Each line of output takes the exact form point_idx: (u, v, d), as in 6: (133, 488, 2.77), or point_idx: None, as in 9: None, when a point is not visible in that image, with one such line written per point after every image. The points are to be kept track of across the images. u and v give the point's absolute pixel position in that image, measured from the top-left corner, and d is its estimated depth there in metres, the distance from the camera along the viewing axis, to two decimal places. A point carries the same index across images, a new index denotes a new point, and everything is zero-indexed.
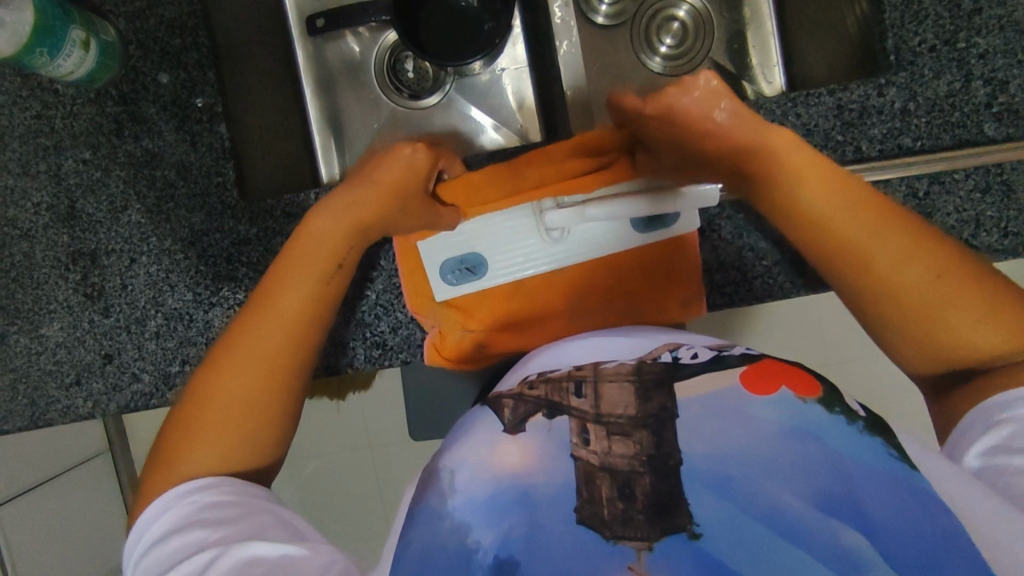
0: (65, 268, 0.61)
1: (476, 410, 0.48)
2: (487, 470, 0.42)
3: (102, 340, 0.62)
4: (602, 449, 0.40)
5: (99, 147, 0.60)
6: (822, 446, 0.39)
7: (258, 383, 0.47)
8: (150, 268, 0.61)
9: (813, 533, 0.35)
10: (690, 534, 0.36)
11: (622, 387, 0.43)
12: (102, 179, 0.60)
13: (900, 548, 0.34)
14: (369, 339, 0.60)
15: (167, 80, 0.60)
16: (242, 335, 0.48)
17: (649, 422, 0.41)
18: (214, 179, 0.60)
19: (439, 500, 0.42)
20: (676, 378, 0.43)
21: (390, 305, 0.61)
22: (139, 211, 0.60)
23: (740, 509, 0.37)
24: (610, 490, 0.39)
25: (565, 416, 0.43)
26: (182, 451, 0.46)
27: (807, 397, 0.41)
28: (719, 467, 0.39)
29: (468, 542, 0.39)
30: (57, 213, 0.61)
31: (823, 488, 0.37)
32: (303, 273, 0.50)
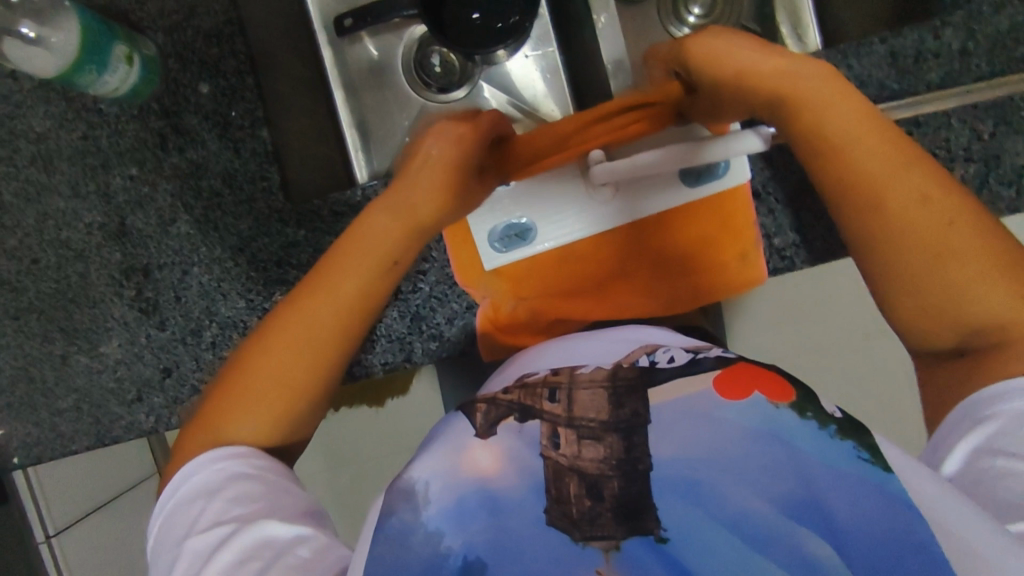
0: (120, 285, 0.62)
1: (449, 415, 0.45)
2: (460, 473, 0.40)
3: (159, 354, 0.62)
4: (572, 452, 0.39)
5: (145, 162, 0.60)
6: (792, 450, 0.37)
7: (299, 373, 0.46)
8: (202, 278, 0.61)
9: (781, 540, 0.34)
10: (657, 537, 0.36)
11: (596, 392, 0.41)
12: (149, 194, 0.61)
13: (870, 552, 0.33)
14: (426, 332, 0.59)
15: (206, 90, 0.61)
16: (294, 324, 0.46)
17: (620, 428, 0.39)
18: (259, 184, 0.60)
19: (411, 511, 0.39)
20: (649, 384, 0.41)
21: (445, 295, 0.59)
22: (187, 223, 0.61)
23: (705, 514, 0.36)
24: (578, 488, 0.38)
25: (535, 418, 0.41)
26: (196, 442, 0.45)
27: (778, 402, 0.38)
28: (689, 472, 0.37)
29: (438, 548, 0.37)
30: (109, 231, 0.61)
31: (790, 493, 0.36)
32: (353, 271, 0.48)
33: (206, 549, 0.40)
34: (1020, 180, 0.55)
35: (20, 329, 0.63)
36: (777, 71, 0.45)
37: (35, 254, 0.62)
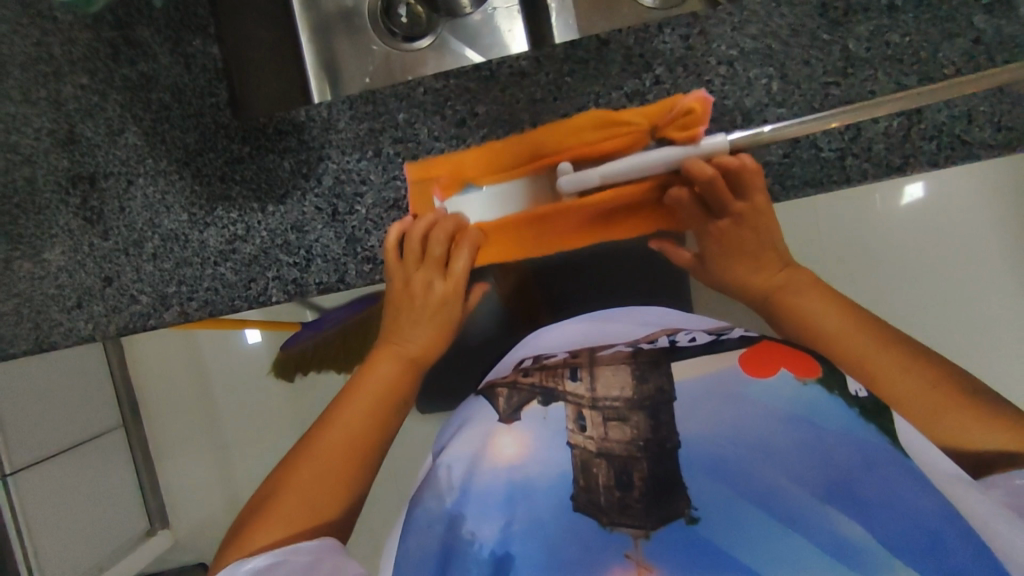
0: (66, 192, 0.63)
1: (473, 401, 0.53)
2: (487, 460, 0.46)
3: (101, 263, 0.63)
4: (598, 435, 0.44)
5: (96, 72, 0.62)
6: (813, 429, 0.42)
7: (363, 433, 0.54)
8: (147, 190, 0.62)
9: (809, 515, 0.38)
10: (687, 519, 0.40)
11: (616, 368, 0.48)
12: (100, 104, 0.62)
13: (897, 532, 0.37)
14: (361, 254, 0.61)
15: (159, 3, 0.61)
16: (324, 438, 0.54)
17: (645, 407, 0.46)
18: (207, 100, 0.62)
19: (435, 501, 0.46)
20: (672, 358, 0.49)
21: (380, 219, 0.61)
22: (135, 133, 0.62)
23: (734, 491, 0.40)
24: (607, 479, 0.42)
25: (559, 401, 0.47)
26: (262, 524, 0.49)
27: (806, 378, 0.44)
28: (715, 451, 0.42)
29: (467, 533, 0.43)
30: (57, 137, 0.62)
31: (823, 475, 0.40)
32: (369, 391, 0.56)
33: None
34: (940, 135, 0.57)
35: None
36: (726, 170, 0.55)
37: None
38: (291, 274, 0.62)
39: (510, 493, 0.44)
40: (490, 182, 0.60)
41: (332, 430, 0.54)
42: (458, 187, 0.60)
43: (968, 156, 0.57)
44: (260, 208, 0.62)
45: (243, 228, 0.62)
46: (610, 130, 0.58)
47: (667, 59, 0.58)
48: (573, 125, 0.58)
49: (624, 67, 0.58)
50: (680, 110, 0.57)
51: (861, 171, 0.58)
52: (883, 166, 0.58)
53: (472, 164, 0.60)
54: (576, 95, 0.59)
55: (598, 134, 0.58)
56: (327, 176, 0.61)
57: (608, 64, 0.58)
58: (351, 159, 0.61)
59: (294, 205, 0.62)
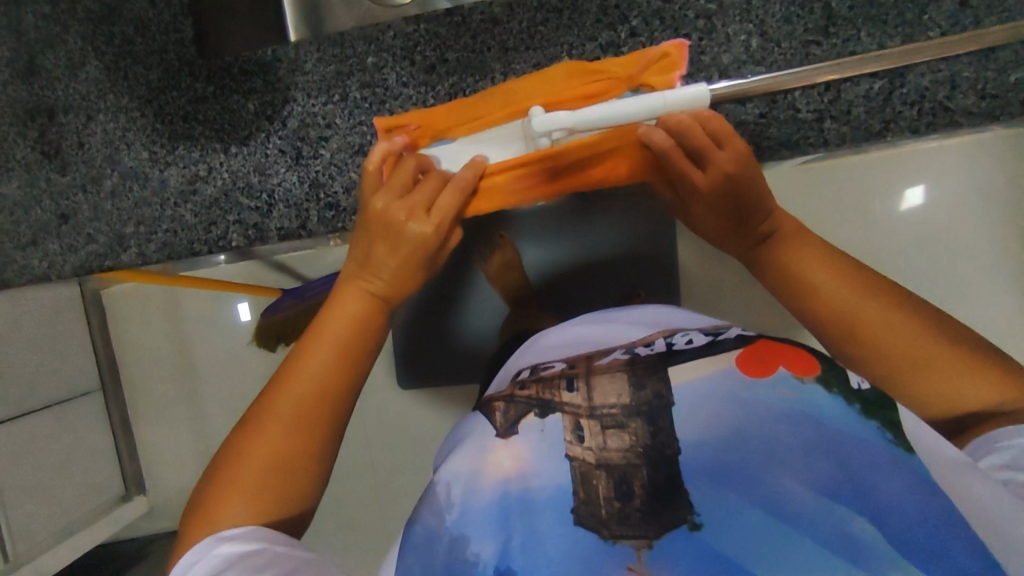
0: (24, 125, 0.62)
1: (469, 417, 0.38)
2: (478, 478, 0.32)
3: (59, 200, 0.62)
4: (596, 445, 0.30)
5: (58, 3, 0.60)
6: (816, 428, 0.28)
7: (333, 395, 0.35)
8: (107, 125, 0.61)
9: (823, 528, 0.26)
10: (690, 525, 0.27)
11: (614, 376, 0.32)
12: (61, 35, 0.60)
13: (903, 529, 0.25)
14: (323, 201, 0.60)
15: None
16: (282, 403, 0.34)
17: (643, 410, 0.31)
18: (171, 36, 0.60)
19: (435, 518, 0.31)
20: (669, 363, 0.32)
21: (345, 165, 0.59)
22: (96, 67, 0.60)
23: (737, 496, 0.27)
24: (605, 489, 0.29)
25: (557, 412, 0.32)
26: (222, 501, 0.32)
27: (804, 376, 0.30)
28: (717, 454, 0.29)
29: (465, 555, 0.29)
30: (17, 68, 0.61)
31: (832, 477, 0.27)
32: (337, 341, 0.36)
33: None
34: (921, 100, 0.56)
35: None
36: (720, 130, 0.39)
37: None
38: (251, 219, 0.61)
39: (504, 509, 0.30)
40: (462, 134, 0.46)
41: (297, 388, 0.35)
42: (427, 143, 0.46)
43: (950, 123, 0.56)
44: (222, 149, 0.60)
45: (205, 169, 0.61)
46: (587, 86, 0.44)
47: (643, 10, 0.56)
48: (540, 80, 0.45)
49: (598, 17, 0.57)
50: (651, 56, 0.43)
51: (839, 135, 0.57)
52: (861, 130, 0.57)
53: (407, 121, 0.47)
54: (548, 44, 0.57)
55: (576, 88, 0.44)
56: (292, 119, 0.60)
57: (582, 14, 0.57)
58: (317, 102, 0.59)
59: (258, 148, 0.60)
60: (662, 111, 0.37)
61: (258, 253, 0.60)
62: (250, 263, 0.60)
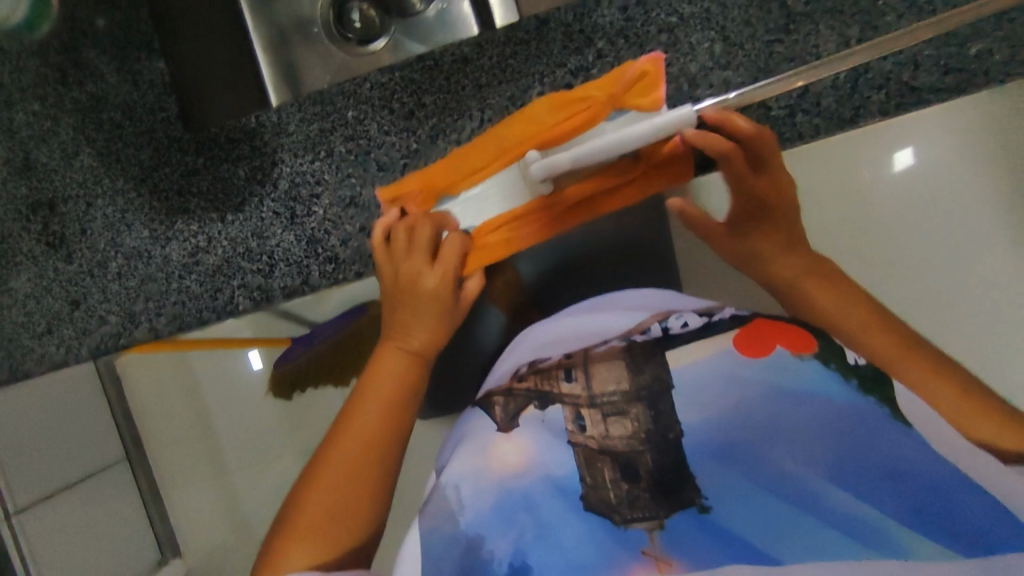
0: (27, 218, 0.64)
1: (469, 414, 0.44)
2: (488, 474, 0.37)
3: (68, 286, 0.64)
4: (600, 433, 0.36)
5: (47, 98, 0.62)
6: (827, 405, 0.33)
7: (383, 437, 0.40)
8: (106, 209, 0.63)
9: (824, 496, 0.30)
10: (698, 508, 0.32)
11: (611, 361, 0.38)
12: (52, 129, 0.63)
13: (904, 497, 0.29)
14: (322, 255, 0.61)
15: (102, 24, 0.61)
16: (336, 448, 0.40)
17: (643, 396, 0.36)
18: (158, 116, 0.62)
19: (449, 521, 0.36)
20: (665, 348, 0.38)
21: (339, 219, 0.61)
22: (89, 154, 0.62)
23: (741, 477, 0.33)
24: (612, 472, 0.34)
25: (557, 405, 0.38)
26: (285, 543, 0.36)
27: (801, 353, 0.35)
28: (722, 435, 0.34)
29: (481, 553, 0.34)
30: (14, 165, 0.63)
31: (833, 449, 0.31)
32: (381, 393, 0.42)
33: None
34: (889, 83, 0.57)
35: None
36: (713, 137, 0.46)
37: None
38: (255, 281, 0.62)
39: (514, 503, 0.35)
40: (464, 188, 0.56)
41: (351, 431, 0.40)
42: (433, 201, 0.56)
43: (920, 102, 0.57)
44: (219, 217, 0.62)
45: (204, 239, 0.63)
46: (574, 118, 0.53)
47: (608, 32, 0.58)
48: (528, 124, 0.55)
49: (565, 44, 0.59)
50: (633, 73, 0.53)
51: (813, 126, 0.58)
52: (834, 119, 0.58)
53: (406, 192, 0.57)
54: (520, 76, 0.59)
55: (563, 121, 0.53)
56: (283, 180, 0.62)
57: (549, 43, 0.59)
58: (304, 161, 0.61)
59: (253, 211, 0.62)
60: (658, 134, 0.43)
61: (268, 309, 0.62)
62: (257, 316, 0.62)
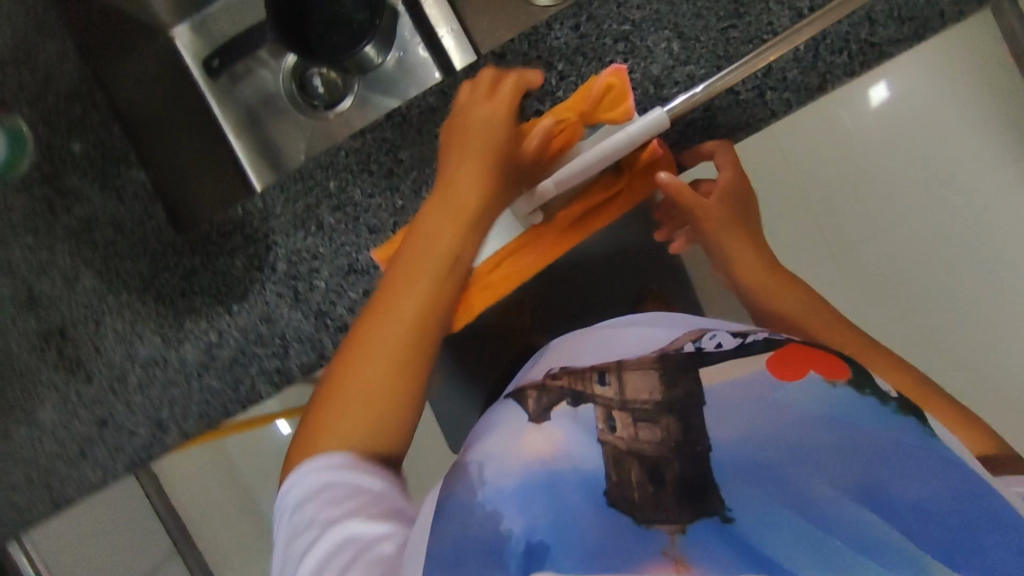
0: (41, 349, 0.65)
1: (502, 406, 0.56)
2: (517, 458, 0.48)
3: (93, 407, 0.65)
4: (629, 435, 0.46)
5: (39, 230, 0.63)
6: (855, 429, 0.45)
7: (416, 330, 0.56)
8: (116, 325, 0.64)
9: (847, 523, 0.40)
10: (721, 518, 0.41)
11: (645, 373, 0.49)
12: (50, 258, 0.64)
13: (924, 531, 0.40)
14: (332, 326, 0.62)
15: (78, 148, 0.62)
16: (370, 336, 0.55)
17: (674, 409, 0.47)
18: (147, 224, 0.63)
19: (469, 492, 0.47)
20: (700, 365, 0.49)
21: (342, 287, 0.62)
22: (90, 275, 0.63)
23: (773, 500, 0.43)
24: (640, 475, 0.44)
25: (587, 404, 0.49)
26: (325, 425, 0.54)
27: (835, 380, 0.47)
28: (755, 456, 0.45)
29: (499, 529, 0.44)
30: (21, 301, 0.64)
31: (860, 481, 0.43)
32: (406, 295, 0.55)
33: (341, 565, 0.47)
34: (849, 44, 0.57)
35: None
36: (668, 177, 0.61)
37: None
38: (272, 364, 0.62)
39: (530, 488, 0.46)
40: None
41: (373, 332, 0.54)
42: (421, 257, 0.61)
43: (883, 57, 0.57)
44: (225, 310, 0.63)
45: (215, 333, 0.63)
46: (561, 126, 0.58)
47: (564, 54, 0.59)
48: (490, 145, 0.58)
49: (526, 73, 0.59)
50: (598, 93, 0.55)
51: (784, 102, 0.58)
52: (803, 91, 0.58)
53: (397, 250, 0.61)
54: None
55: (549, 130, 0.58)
56: (280, 261, 0.62)
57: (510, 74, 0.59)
58: (297, 238, 0.62)
59: (257, 297, 0.63)
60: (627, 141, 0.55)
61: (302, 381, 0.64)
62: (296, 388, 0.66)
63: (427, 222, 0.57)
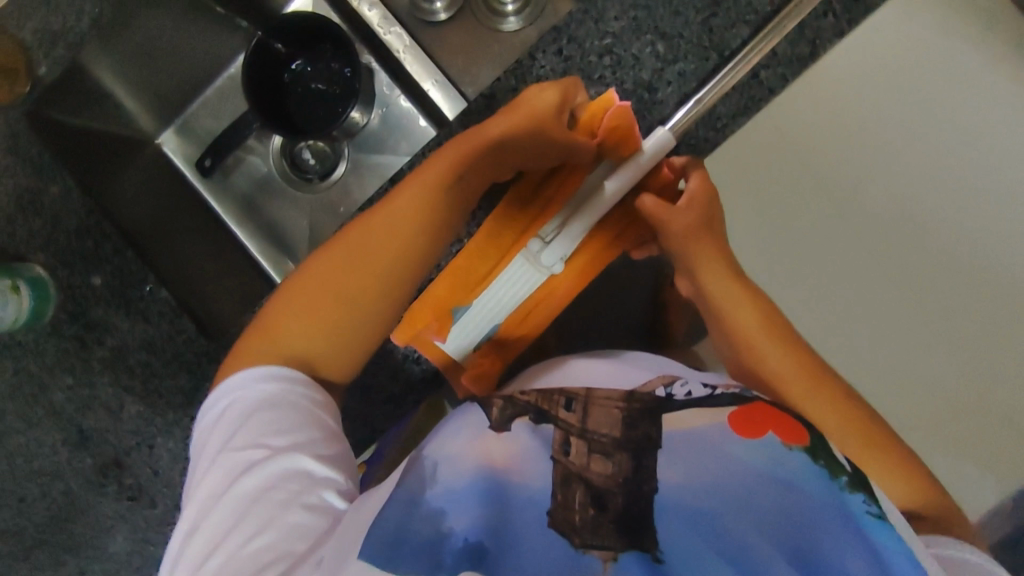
0: (101, 483, 0.65)
1: (466, 408, 0.48)
2: (470, 460, 0.41)
3: (165, 527, 0.66)
4: (581, 463, 0.40)
5: (75, 368, 0.64)
6: (796, 494, 0.38)
7: (396, 249, 0.48)
8: (169, 445, 0.64)
9: (767, 568, 0.35)
10: (654, 556, 0.36)
11: (611, 412, 0.43)
12: (91, 393, 0.64)
13: None
14: (377, 398, 0.63)
15: (99, 280, 0.63)
16: (354, 241, 0.49)
17: (629, 447, 0.40)
18: (180, 338, 0.63)
19: (418, 485, 0.40)
20: (662, 412, 0.43)
21: (379, 358, 0.62)
22: (134, 402, 0.64)
23: (707, 545, 0.36)
24: (583, 497, 0.38)
25: (549, 424, 0.43)
26: (281, 324, 0.47)
27: (791, 445, 0.41)
28: (694, 501, 0.38)
29: (440, 527, 0.37)
30: (71, 440, 0.65)
31: (790, 538, 0.36)
32: (401, 217, 0.49)
33: (263, 522, 0.37)
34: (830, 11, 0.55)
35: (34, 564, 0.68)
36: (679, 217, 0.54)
37: (17, 494, 0.66)
38: None
39: (482, 493, 0.39)
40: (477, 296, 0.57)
41: (360, 237, 0.49)
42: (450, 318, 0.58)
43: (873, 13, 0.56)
44: None
45: None
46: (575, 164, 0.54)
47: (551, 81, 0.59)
48: (540, 119, 0.50)
49: None
50: (605, 128, 0.52)
51: (780, 77, 0.57)
52: (796, 62, 0.57)
53: (459, 296, 0.58)
54: None
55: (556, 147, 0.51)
56: None
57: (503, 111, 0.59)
58: None
59: None
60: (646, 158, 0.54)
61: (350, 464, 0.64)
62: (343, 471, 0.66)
63: (439, 163, 0.49)
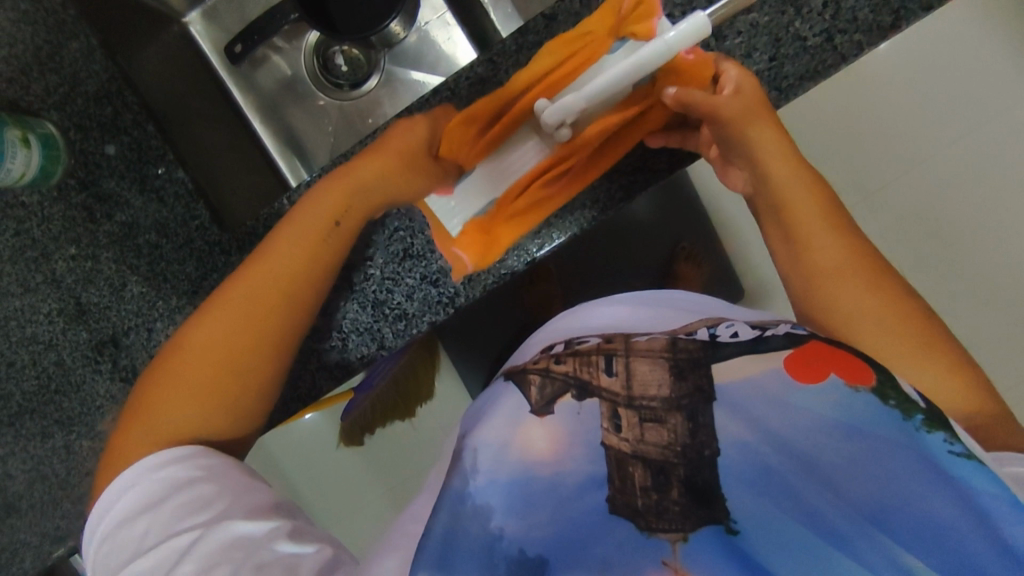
0: (95, 361, 0.64)
1: (502, 386, 0.45)
2: (516, 450, 0.40)
3: None
4: (634, 436, 0.38)
5: (81, 239, 0.62)
6: (862, 440, 0.36)
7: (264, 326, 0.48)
8: (167, 331, 0.62)
9: (850, 538, 0.34)
10: (726, 528, 0.35)
11: (655, 362, 0.41)
12: (95, 266, 0.62)
13: (950, 557, 0.32)
14: (390, 314, 0.61)
15: (113, 150, 0.61)
16: (218, 314, 0.48)
17: (683, 406, 0.39)
18: (192, 224, 0.61)
19: (461, 480, 0.40)
20: (711, 361, 0.41)
21: (398, 274, 0.60)
22: (137, 282, 0.62)
23: (779, 510, 0.36)
24: (643, 479, 0.37)
25: (594, 398, 0.40)
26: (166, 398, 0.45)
27: (857, 385, 0.37)
28: (757, 460, 0.38)
29: (491, 528, 0.38)
30: (68, 313, 0.63)
31: (872, 496, 0.35)
32: (255, 303, 0.48)
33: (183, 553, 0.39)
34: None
35: (18, 432, 0.67)
36: (729, 114, 0.50)
37: (8, 357, 0.65)
38: (334, 356, 0.61)
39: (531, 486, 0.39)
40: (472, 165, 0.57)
41: (210, 324, 0.47)
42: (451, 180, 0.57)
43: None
44: None
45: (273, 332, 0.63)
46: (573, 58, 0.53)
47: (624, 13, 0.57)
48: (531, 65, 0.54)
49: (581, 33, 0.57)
50: (629, 6, 0.52)
51: (855, 44, 0.55)
52: (874, 31, 0.54)
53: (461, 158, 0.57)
54: None
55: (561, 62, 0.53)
56: None
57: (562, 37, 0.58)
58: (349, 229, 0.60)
59: None
60: (673, 47, 0.45)
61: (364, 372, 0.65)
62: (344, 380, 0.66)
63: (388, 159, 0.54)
